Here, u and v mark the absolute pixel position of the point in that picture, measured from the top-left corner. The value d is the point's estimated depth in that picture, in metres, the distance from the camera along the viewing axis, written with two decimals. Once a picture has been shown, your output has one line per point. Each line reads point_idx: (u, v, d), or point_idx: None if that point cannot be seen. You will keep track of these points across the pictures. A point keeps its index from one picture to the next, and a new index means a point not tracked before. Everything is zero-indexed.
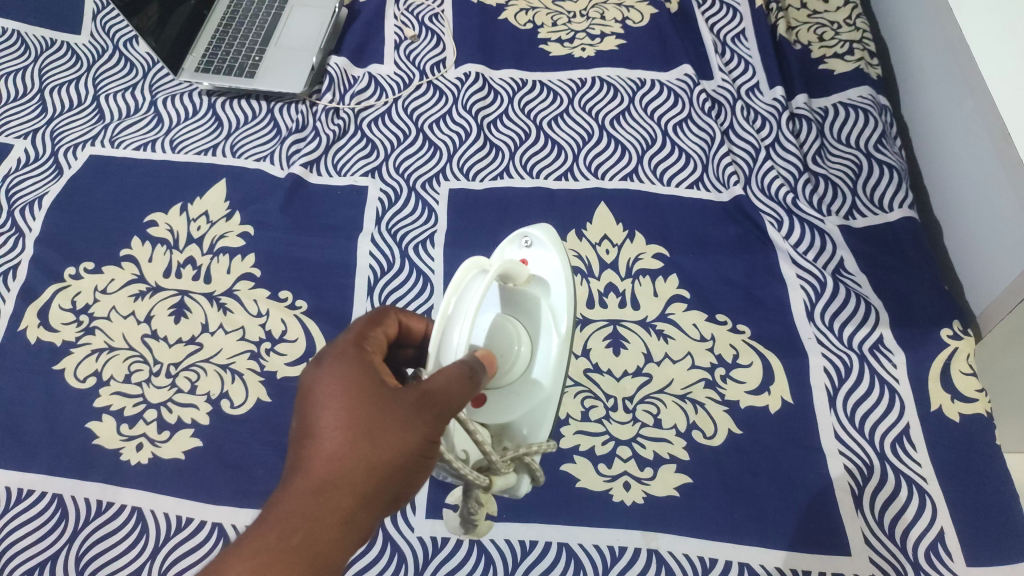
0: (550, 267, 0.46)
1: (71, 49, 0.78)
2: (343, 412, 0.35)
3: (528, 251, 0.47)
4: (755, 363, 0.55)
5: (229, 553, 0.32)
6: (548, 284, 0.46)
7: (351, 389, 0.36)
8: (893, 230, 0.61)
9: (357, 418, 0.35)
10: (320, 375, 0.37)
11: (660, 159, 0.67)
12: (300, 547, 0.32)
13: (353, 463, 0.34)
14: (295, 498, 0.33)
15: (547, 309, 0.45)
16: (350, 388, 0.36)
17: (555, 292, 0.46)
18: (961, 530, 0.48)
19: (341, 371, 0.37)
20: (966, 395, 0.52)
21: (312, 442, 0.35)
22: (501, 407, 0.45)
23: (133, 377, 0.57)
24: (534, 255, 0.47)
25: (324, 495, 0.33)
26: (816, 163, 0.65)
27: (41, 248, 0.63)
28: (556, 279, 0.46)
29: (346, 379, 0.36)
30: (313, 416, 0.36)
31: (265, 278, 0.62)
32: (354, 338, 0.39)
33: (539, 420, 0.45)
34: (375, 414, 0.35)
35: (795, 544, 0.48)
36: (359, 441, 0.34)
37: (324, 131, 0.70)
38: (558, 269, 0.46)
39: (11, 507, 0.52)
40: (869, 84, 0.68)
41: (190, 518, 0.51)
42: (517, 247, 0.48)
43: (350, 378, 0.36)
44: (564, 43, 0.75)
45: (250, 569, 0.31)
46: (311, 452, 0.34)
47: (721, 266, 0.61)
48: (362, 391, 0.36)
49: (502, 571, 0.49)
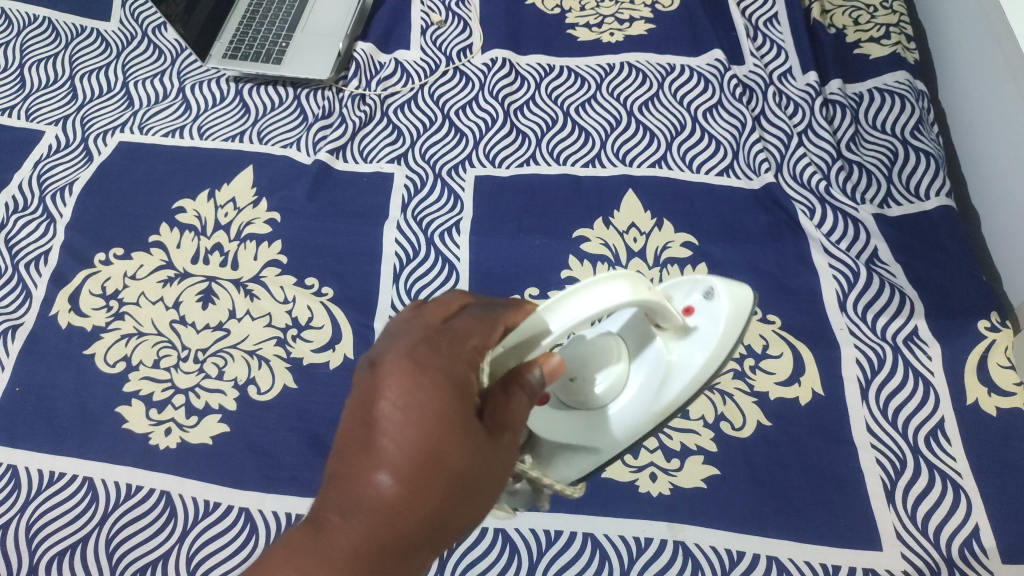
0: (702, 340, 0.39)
1: (101, 36, 0.78)
2: (414, 445, 0.30)
3: (699, 302, 0.39)
4: (785, 354, 0.55)
5: (279, 556, 0.30)
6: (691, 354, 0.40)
7: (437, 421, 0.30)
8: (931, 219, 0.59)
9: (428, 461, 0.30)
10: (404, 388, 0.30)
11: (690, 145, 0.66)
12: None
13: (418, 511, 0.30)
14: (331, 543, 0.30)
15: (669, 377, 0.41)
16: (436, 420, 0.30)
17: (690, 354, 0.40)
18: (996, 527, 0.47)
19: (424, 391, 0.30)
20: (1004, 389, 0.51)
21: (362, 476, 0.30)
22: (547, 421, 0.44)
23: (162, 362, 0.57)
24: (699, 310, 0.39)
25: (379, 532, 0.29)
26: (850, 150, 0.64)
27: (72, 233, 0.64)
28: (708, 350, 0.39)
29: (431, 406, 0.30)
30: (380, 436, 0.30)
31: (292, 265, 0.62)
32: (438, 336, 0.33)
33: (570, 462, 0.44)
34: (451, 455, 0.30)
35: (826, 538, 0.48)
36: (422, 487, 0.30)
37: (350, 117, 0.70)
38: (720, 357, 0.39)
39: (43, 489, 0.52)
40: (906, 70, 0.66)
41: (218, 503, 0.51)
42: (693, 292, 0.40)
43: (435, 406, 0.30)
44: (593, 28, 0.74)
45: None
46: (358, 486, 0.30)
47: (752, 256, 0.60)
48: (441, 423, 0.30)
49: (528, 561, 0.49)
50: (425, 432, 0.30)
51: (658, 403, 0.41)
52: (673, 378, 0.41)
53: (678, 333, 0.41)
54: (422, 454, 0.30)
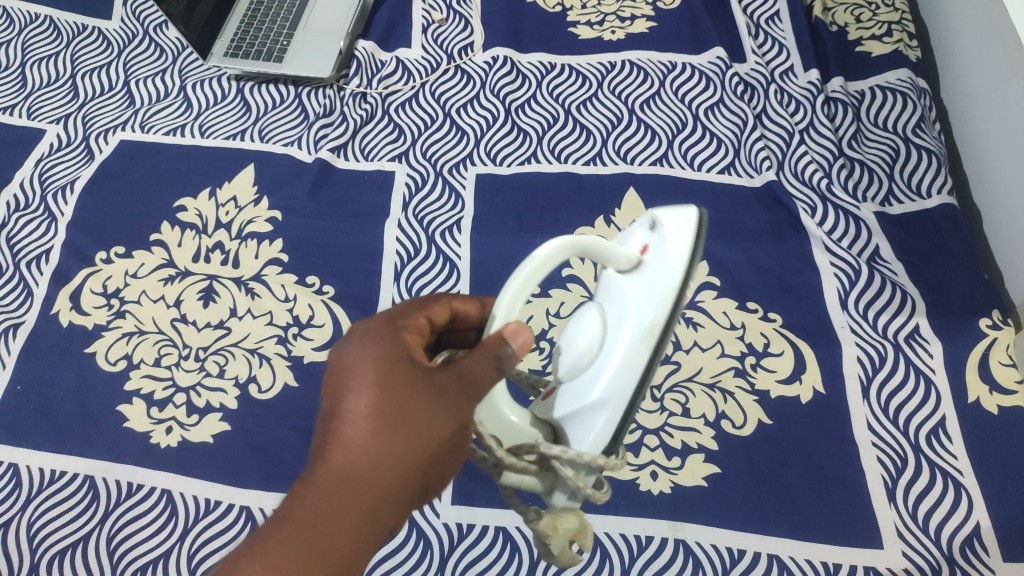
0: (662, 252, 0.34)
1: (102, 34, 0.78)
2: (371, 399, 0.34)
3: (651, 237, 0.36)
4: (787, 352, 0.54)
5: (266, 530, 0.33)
6: (658, 265, 0.34)
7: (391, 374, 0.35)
8: (932, 217, 0.59)
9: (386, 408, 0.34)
10: (359, 354, 0.36)
11: (691, 143, 0.66)
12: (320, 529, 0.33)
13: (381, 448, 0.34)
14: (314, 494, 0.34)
15: (643, 297, 0.34)
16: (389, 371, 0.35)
17: (655, 265, 0.34)
18: (998, 526, 0.47)
19: (379, 352, 0.36)
20: (1006, 387, 0.51)
21: (332, 444, 0.35)
22: (561, 400, 0.37)
23: (163, 360, 0.57)
24: (653, 241, 0.36)
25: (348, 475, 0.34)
26: (852, 148, 0.64)
27: (74, 232, 0.64)
28: (670, 246, 0.34)
29: (385, 361, 0.35)
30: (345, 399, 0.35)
31: (294, 263, 0.62)
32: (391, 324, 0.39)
33: (587, 427, 0.35)
34: (410, 399, 0.35)
35: (826, 537, 0.48)
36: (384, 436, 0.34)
37: (351, 116, 0.70)
38: (683, 245, 0.34)
39: (44, 488, 0.52)
40: (908, 67, 0.66)
41: (219, 501, 0.51)
42: (646, 235, 0.37)
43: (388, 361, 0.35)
44: (594, 26, 0.74)
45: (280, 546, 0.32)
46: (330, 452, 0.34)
47: (753, 254, 0.60)
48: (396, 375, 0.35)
49: (528, 559, 0.49)
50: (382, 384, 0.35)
51: (638, 323, 0.33)
52: (647, 292, 0.34)
53: (636, 266, 0.36)
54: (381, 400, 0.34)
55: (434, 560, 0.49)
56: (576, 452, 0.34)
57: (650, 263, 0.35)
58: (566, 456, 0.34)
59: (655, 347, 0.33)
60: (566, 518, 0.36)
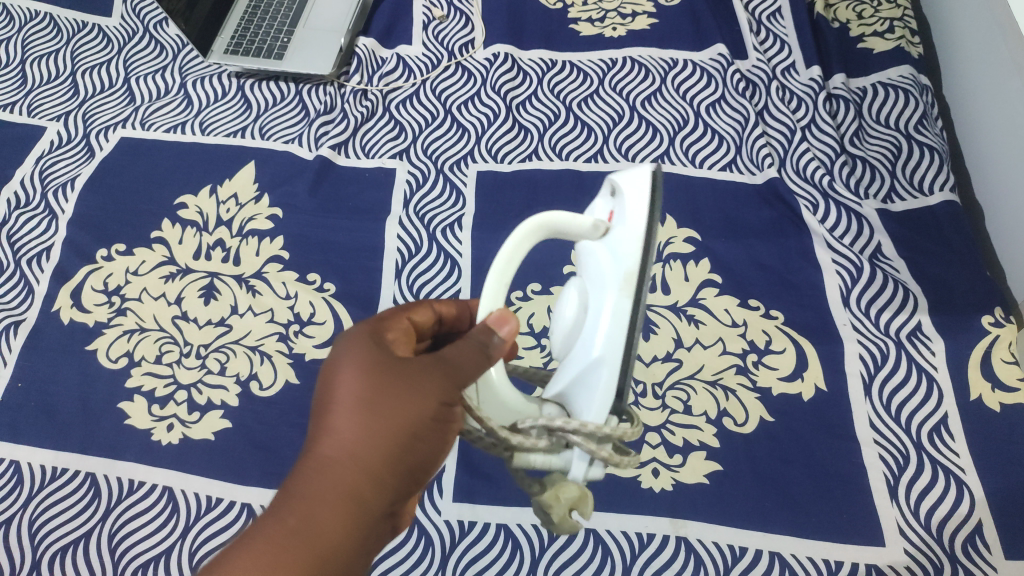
0: (625, 209, 0.34)
1: (102, 31, 0.78)
2: (357, 391, 0.36)
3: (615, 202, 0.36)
4: (788, 350, 0.54)
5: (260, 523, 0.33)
6: (622, 224, 0.34)
7: (377, 367, 0.36)
8: (934, 214, 0.59)
9: (372, 399, 0.35)
10: (345, 354, 0.37)
11: (693, 140, 0.66)
12: (312, 517, 0.33)
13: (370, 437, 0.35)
14: (306, 486, 0.34)
15: (613, 257, 0.33)
16: (373, 365, 0.36)
17: (621, 224, 0.34)
18: (999, 523, 0.47)
19: (365, 350, 0.37)
20: (1008, 384, 0.51)
21: (321, 439, 0.35)
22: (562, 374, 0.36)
23: (164, 358, 0.57)
24: (616, 205, 0.35)
25: (338, 464, 0.34)
26: (854, 144, 0.63)
27: (74, 229, 0.64)
28: (630, 203, 0.33)
29: (370, 358, 0.37)
30: (334, 395, 0.36)
31: (294, 260, 0.62)
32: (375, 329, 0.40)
33: (588, 389, 0.34)
34: (396, 389, 0.36)
35: (828, 534, 0.48)
36: (371, 421, 0.35)
37: (352, 113, 0.70)
38: (642, 194, 0.33)
39: (45, 485, 0.52)
40: (910, 64, 0.66)
41: (220, 498, 0.51)
42: (611, 203, 0.36)
43: (373, 357, 0.37)
44: (595, 23, 0.74)
45: (273, 536, 0.32)
46: (319, 447, 0.35)
47: (754, 251, 0.60)
48: (381, 369, 0.36)
49: (529, 557, 0.48)
50: (368, 378, 0.36)
51: (614, 281, 0.33)
52: (615, 251, 0.33)
53: (603, 231, 0.35)
54: (368, 393, 0.35)
55: (436, 558, 0.49)
56: (578, 422, 0.33)
57: (615, 224, 0.34)
58: (570, 428, 0.34)
59: (637, 296, 0.32)
60: (566, 485, 0.36)
